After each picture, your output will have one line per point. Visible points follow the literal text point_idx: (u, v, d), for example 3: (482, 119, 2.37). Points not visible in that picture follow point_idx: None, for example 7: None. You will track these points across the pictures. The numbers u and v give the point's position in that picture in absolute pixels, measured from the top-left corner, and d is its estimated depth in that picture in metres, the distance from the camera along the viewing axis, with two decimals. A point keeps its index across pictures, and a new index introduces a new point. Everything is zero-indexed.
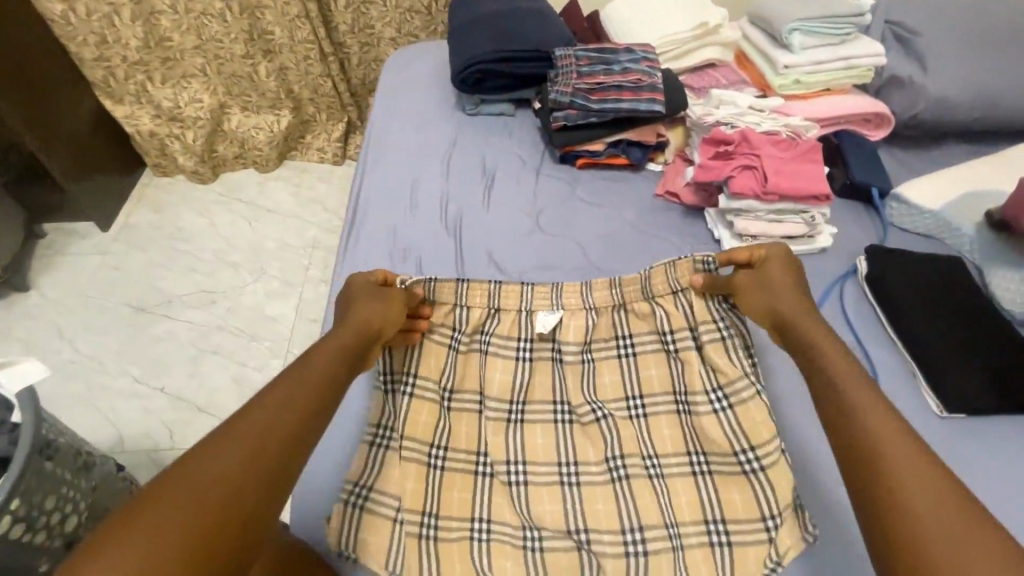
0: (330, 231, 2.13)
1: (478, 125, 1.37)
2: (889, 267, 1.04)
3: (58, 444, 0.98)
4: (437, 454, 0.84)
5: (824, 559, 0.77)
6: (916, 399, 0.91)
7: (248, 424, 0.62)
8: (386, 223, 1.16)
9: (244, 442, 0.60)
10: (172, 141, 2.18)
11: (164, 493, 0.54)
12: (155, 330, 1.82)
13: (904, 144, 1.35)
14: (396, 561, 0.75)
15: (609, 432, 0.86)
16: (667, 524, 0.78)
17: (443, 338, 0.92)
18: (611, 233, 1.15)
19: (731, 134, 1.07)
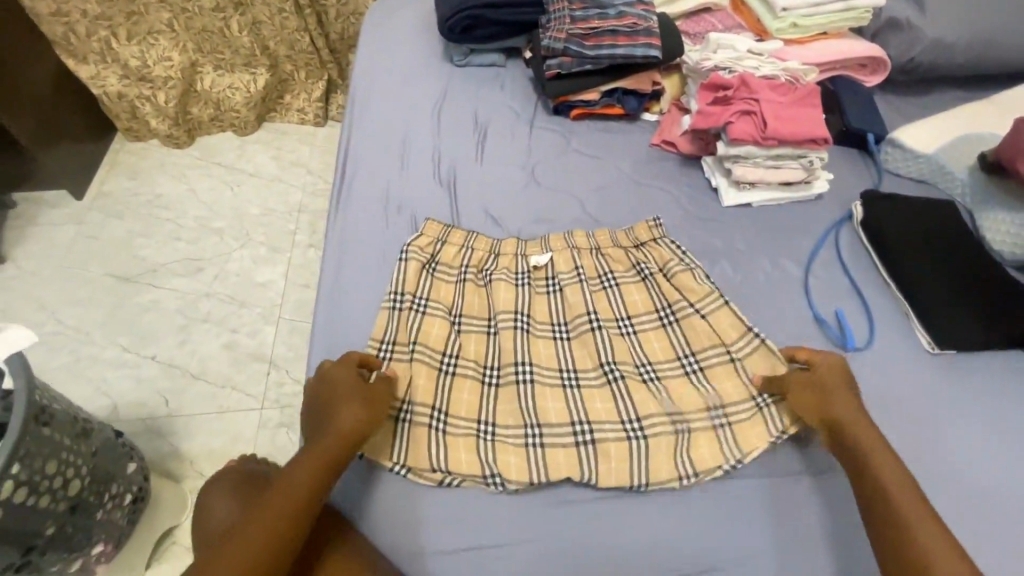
0: (316, 194, 2.07)
1: (468, 77, 1.32)
2: (884, 211, 1.04)
3: (53, 410, 0.96)
4: (405, 412, 0.80)
5: (816, 465, 0.81)
6: (908, 337, 0.94)
7: (272, 512, 0.68)
8: (376, 177, 1.12)
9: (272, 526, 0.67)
10: (143, 103, 2.08)
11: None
12: (140, 299, 1.78)
13: (898, 90, 1.35)
14: (403, 453, 0.77)
15: (604, 342, 0.87)
16: (671, 418, 0.81)
17: (445, 273, 0.95)
18: (608, 185, 1.13)
19: (730, 79, 1.05)
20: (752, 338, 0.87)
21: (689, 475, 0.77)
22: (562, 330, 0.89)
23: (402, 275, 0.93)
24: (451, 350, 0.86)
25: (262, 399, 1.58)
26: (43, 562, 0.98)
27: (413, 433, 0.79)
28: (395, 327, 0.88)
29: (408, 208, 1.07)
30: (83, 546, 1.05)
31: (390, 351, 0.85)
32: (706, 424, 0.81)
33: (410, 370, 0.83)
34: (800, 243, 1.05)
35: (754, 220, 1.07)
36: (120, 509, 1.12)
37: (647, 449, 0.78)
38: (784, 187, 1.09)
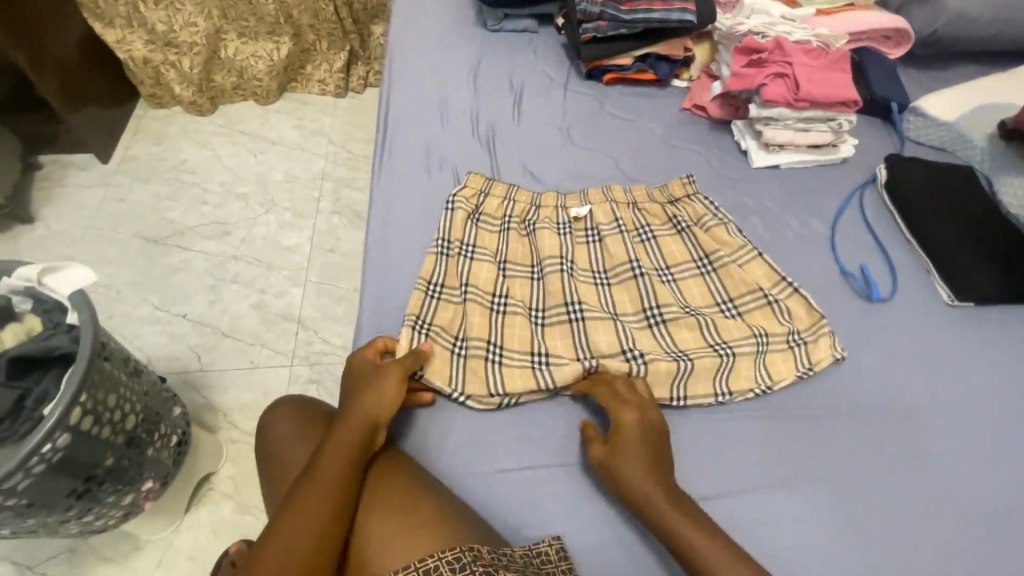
0: (339, 163, 2.10)
1: (502, 42, 1.35)
2: (907, 174, 1.09)
3: (112, 348, 1.00)
4: (459, 346, 0.86)
5: (844, 405, 0.87)
6: (929, 291, 0.99)
7: (307, 510, 0.67)
8: (418, 134, 1.16)
9: (313, 519, 0.66)
10: (168, 69, 2.10)
11: None
12: (170, 260, 1.82)
13: (921, 64, 1.38)
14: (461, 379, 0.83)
15: (647, 287, 0.92)
16: (716, 350, 0.87)
17: (489, 224, 1.00)
18: (641, 146, 1.17)
19: (764, 43, 1.09)
20: (785, 285, 0.94)
21: (724, 394, 0.85)
22: (603, 277, 0.95)
23: (449, 222, 0.98)
24: (500, 292, 0.92)
25: (292, 357, 1.63)
26: (101, 491, 1.02)
27: (470, 363, 0.85)
28: (444, 270, 0.93)
29: (450, 163, 1.12)
30: (135, 481, 1.10)
31: (441, 291, 0.90)
32: (750, 348, 0.88)
33: (464, 308, 0.90)
34: (827, 203, 1.09)
35: (782, 182, 1.12)
36: (168, 449, 1.17)
37: (692, 370, 0.84)
38: (813, 150, 1.13)
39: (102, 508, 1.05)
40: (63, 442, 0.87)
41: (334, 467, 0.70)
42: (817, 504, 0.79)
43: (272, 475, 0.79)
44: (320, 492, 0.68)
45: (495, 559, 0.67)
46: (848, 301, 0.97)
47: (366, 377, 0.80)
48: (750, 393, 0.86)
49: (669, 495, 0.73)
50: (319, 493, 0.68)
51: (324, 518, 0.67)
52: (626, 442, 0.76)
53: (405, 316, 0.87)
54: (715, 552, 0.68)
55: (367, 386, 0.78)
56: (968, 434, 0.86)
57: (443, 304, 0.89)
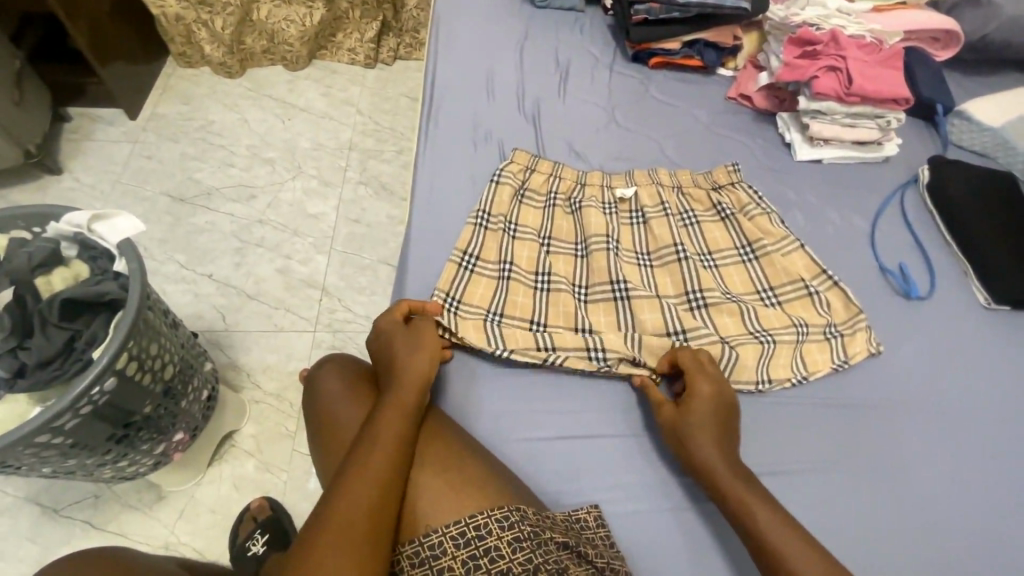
0: (366, 134, 2.09)
1: (549, 19, 1.34)
2: (951, 176, 1.09)
3: (155, 298, 1.02)
4: (493, 317, 0.88)
5: (879, 399, 0.88)
6: (965, 292, 1.00)
7: (367, 469, 0.67)
8: (465, 108, 1.16)
9: (374, 477, 0.67)
10: (199, 28, 2.08)
11: (328, 539, 0.62)
12: (196, 221, 1.82)
13: (965, 68, 1.37)
14: (498, 340, 0.85)
15: (690, 271, 0.93)
16: (756, 333, 0.89)
17: (535, 202, 1.01)
18: (685, 132, 1.17)
19: (820, 35, 1.08)
20: (825, 278, 0.95)
21: (765, 381, 0.86)
22: (645, 258, 0.96)
23: (492, 197, 0.99)
24: (543, 269, 0.93)
25: (315, 322, 1.64)
26: (138, 438, 1.05)
27: (505, 332, 0.86)
28: (481, 243, 0.94)
29: (495, 136, 1.12)
30: (168, 430, 1.12)
31: (475, 264, 0.92)
32: (789, 337, 0.89)
33: (506, 286, 0.91)
34: (868, 200, 1.10)
35: (824, 176, 1.12)
36: (199, 403, 1.19)
37: (736, 354, 0.86)
38: (857, 146, 1.13)
39: (136, 455, 1.08)
40: (110, 386, 0.89)
41: (390, 425, 0.71)
42: (848, 489, 0.81)
43: (323, 440, 0.81)
44: (377, 454, 0.69)
45: (540, 519, 0.69)
46: (885, 297, 0.98)
47: (404, 339, 0.81)
48: (787, 382, 0.87)
49: (735, 465, 0.74)
50: (376, 453, 0.69)
51: (386, 475, 0.67)
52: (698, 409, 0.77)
53: (436, 292, 0.89)
54: (775, 524, 0.69)
55: (409, 350, 0.79)
56: (997, 434, 0.87)
57: (476, 277, 0.91)
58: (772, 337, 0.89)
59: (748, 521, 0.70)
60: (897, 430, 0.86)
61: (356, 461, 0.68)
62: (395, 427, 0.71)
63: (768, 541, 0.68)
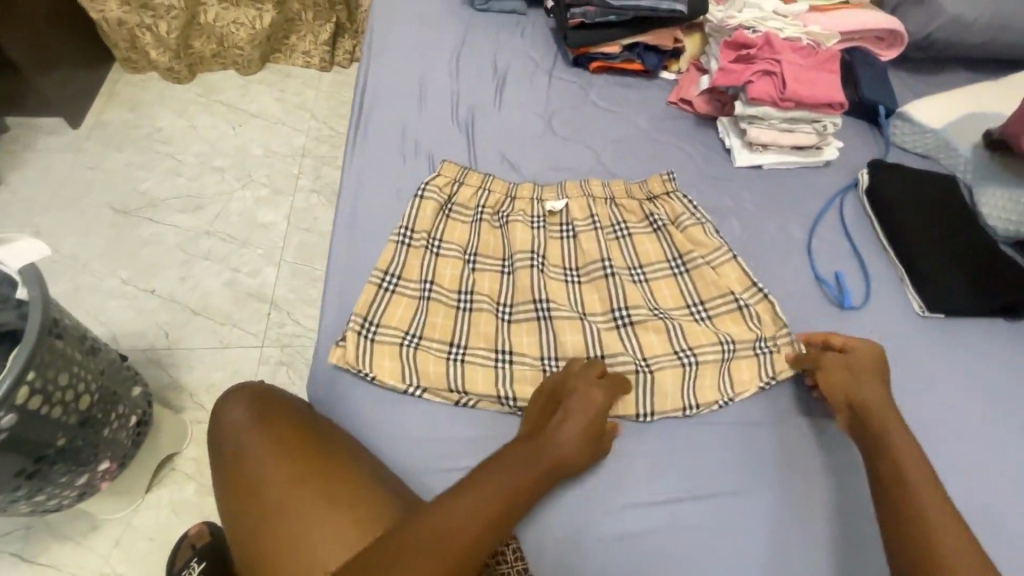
0: (321, 139, 2.03)
1: (490, 22, 1.30)
2: (889, 181, 1.07)
3: (65, 324, 0.97)
4: (411, 340, 0.85)
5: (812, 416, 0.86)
6: (902, 301, 0.98)
7: (472, 505, 0.67)
8: (396, 118, 1.11)
9: (484, 517, 0.66)
10: (143, 33, 2.00)
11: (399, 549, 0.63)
12: (140, 233, 1.76)
13: (912, 67, 1.35)
14: (412, 375, 0.82)
15: (616, 287, 0.91)
16: (681, 351, 0.87)
17: (463, 216, 0.97)
18: (623, 140, 1.15)
19: (754, 38, 1.06)
20: (755, 290, 0.93)
21: (691, 406, 0.84)
22: (573, 275, 0.94)
23: (415, 213, 0.95)
24: (466, 288, 0.90)
25: (263, 337, 1.60)
26: (53, 472, 1.00)
27: (418, 356, 0.83)
28: (403, 261, 0.90)
29: (426, 147, 1.08)
30: (91, 461, 1.07)
31: (396, 284, 0.88)
32: (715, 356, 0.87)
33: (426, 307, 0.87)
34: (807, 206, 1.07)
35: (763, 182, 1.10)
36: (126, 430, 1.14)
37: (653, 381, 0.84)
38: (796, 152, 1.11)
39: (53, 488, 1.03)
40: (7, 423, 0.85)
41: (511, 474, 0.71)
42: (784, 513, 0.78)
43: (229, 478, 0.78)
44: (485, 494, 0.68)
45: None
46: (820, 308, 0.95)
47: (584, 397, 0.78)
48: (714, 405, 0.85)
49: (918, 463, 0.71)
50: (488, 494, 0.68)
51: (484, 519, 0.66)
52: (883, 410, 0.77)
53: (352, 317, 0.85)
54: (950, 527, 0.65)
55: (590, 408, 0.77)
56: (930, 448, 0.85)
57: (396, 298, 0.87)
58: (699, 360, 0.86)
59: (923, 521, 0.66)
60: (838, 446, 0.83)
61: (458, 494, 0.68)
62: (529, 472, 0.71)
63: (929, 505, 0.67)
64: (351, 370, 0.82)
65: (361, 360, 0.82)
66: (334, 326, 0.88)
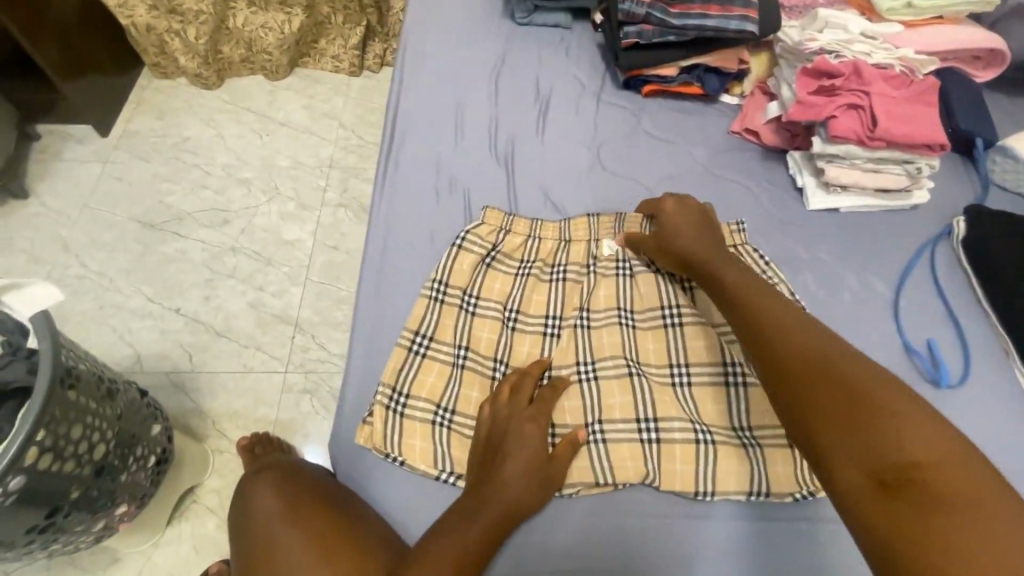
0: (349, 150, 1.95)
1: (531, 38, 1.19)
2: (992, 230, 0.93)
3: (79, 372, 0.92)
4: (443, 416, 0.77)
5: None
6: (1007, 376, 0.85)
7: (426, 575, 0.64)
8: (428, 149, 1.02)
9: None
10: (172, 38, 1.93)
11: None
12: (165, 249, 1.72)
13: (1013, 87, 1.18)
14: (445, 461, 0.74)
15: (676, 338, 0.83)
16: (739, 428, 0.77)
17: (509, 268, 0.89)
18: (679, 176, 1.03)
19: (839, 66, 0.93)
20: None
21: (760, 492, 0.74)
22: (628, 317, 0.85)
23: (452, 264, 0.87)
24: (503, 355, 0.82)
25: (286, 362, 1.54)
26: (69, 523, 0.95)
27: (451, 440, 0.76)
28: (435, 321, 0.82)
29: (461, 185, 0.98)
30: (107, 507, 1.02)
31: (427, 347, 0.80)
32: (781, 442, 0.76)
33: (459, 376, 0.79)
34: (892, 257, 0.94)
35: (841, 228, 0.97)
36: (144, 471, 1.09)
37: (715, 454, 0.75)
38: (880, 195, 0.97)
39: (70, 537, 0.98)
40: (15, 485, 0.81)
41: (462, 535, 0.67)
42: None
43: (247, 547, 0.71)
44: (438, 563, 0.64)
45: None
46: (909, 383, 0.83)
47: (514, 429, 0.73)
48: (789, 496, 0.74)
49: (815, 375, 0.62)
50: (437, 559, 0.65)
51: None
52: (779, 322, 0.68)
53: (379, 388, 0.78)
54: (859, 448, 0.56)
55: (528, 449, 0.72)
56: None
57: (427, 363, 0.79)
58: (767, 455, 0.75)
59: (867, 455, 0.55)
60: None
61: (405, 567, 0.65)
62: (475, 530, 0.67)
63: (858, 433, 0.56)
64: (378, 450, 0.75)
65: (389, 441, 0.75)
66: (360, 396, 0.80)
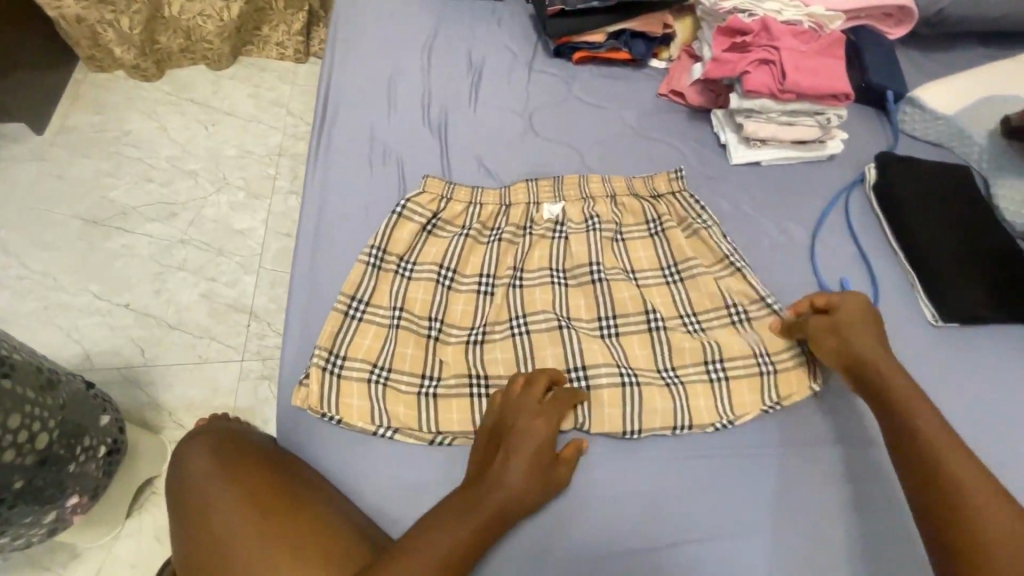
0: (298, 138, 1.93)
1: (463, 10, 1.20)
2: (899, 174, 0.99)
3: (14, 361, 0.91)
4: (379, 374, 0.79)
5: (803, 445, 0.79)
6: (912, 309, 0.91)
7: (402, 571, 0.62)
8: (361, 120, 1.03)
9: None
10: (104, 29, 1.87)
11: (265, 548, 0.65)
12: (111, 245, 1.68)
13: (924, 44, 1.25)
14: (382, 416, 0.76)
15: (604, 294, 0.86)
16: (663, 369, 0.82)
17: (449, 233, 0.91)
18: (609, 138, 1.06)
19: (750, 23, 0.97)
20: (763, 304, 0.87)
21: (683, 426, 0.78)
22: (561, 276, 0.88)
23: (391, 232, 0.88)
24: (438, 314, 0.83)
25: (243, 350, 1.53)
26: (16, 513, 0.95)
27: (388, 395, 0.78)
28: (372, 286, 0.84)
29: (394, 155, 1.00)
30: (57, 497, 1.02)
31: (363, 311, 0.82)
32: (701, 377, 0.81)
33: (395, 335, 0.81)
34: (809, 205, 1.00)
35: (762, 181, 1.02)
36: (94, 461, 1.08)
37: (641, 396, 0.78)
38: (796, 146, 1.02)
39: (18, 529, 0.98)
40: None
41: (454, 535, 0.66)
42: (775, 556, 0.72)
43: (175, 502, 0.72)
44: (422, 560, 0.63)
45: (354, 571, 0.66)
46: None
47: (520, 422, 0.72)
48: (710, 427, 0.79)
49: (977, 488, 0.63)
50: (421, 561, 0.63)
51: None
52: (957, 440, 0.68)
53: (315, 351, 0.79)
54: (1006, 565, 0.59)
55: (532, 446, 0.71)
56: None
57: (363, 327, 0.81)
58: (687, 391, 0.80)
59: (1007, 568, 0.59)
60: (853, 492, 0.76)
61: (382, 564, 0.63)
62: (467, 529, 0.66)
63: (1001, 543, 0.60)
64: (316, 411, 0.76)
65: (327, 401, 0.76)
66: (298, 363, 0.81)
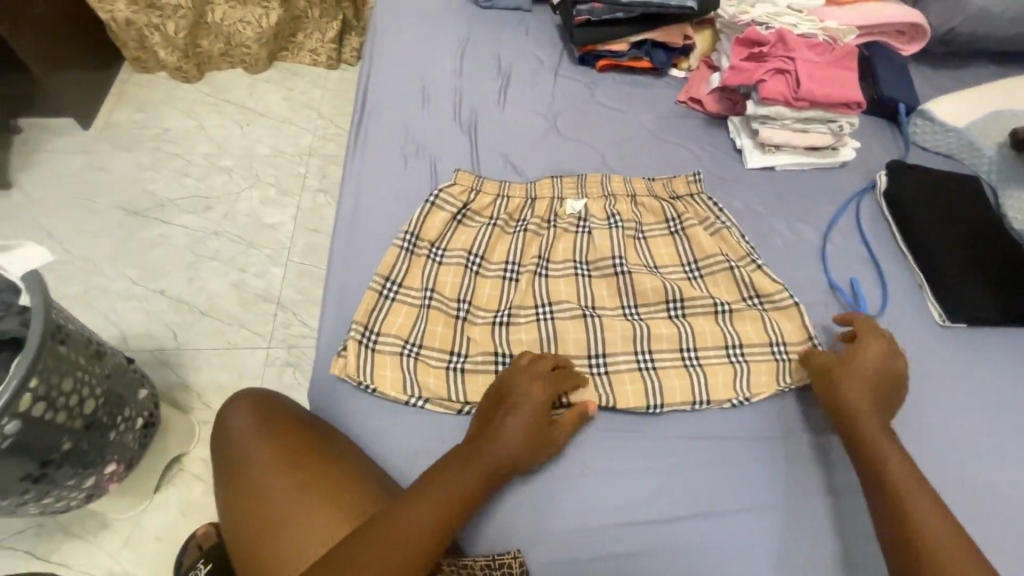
0: (328, 139, 2.02)
1: (494, 20, 1.28)
2: (908, 182, 1.03)
3: (69, 330, 0.98)
4: (411, 349, 0.84)
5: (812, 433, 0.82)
6: (920, 309, 0.94)
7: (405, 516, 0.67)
8: (396, 118, 1.10)
9: (400, 532, 0.66)
10: (151, 32, 1.98)
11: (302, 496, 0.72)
12: (149, 234, 1.77)
13: (937, 61, 1.29)
14: (413, 387, 0.81)
15: (627, 285, 0.91)
16: (686, 349, 0.86)
17: (478, 224, 0.96)
18: (630, 139, 1.12)
19: (767, 35, 1.03)
20: (787, 297, 0.90)
21: (702, 400, 0.83)
22: (584, 268, 0.93)
23: (424, 220, 0.94)
24: (466, 296, 0.89)
25: (270, 338, 1.60)
26: (60, 474, 1.01)
27: (418, 368, 0.83)
28: (405, 269, 0.90)
29: (426, 150, 1.06)
30: (97, 463, 1.08)
31: (396, 291, 0.88)
32: (720, 359, 0.86)
33: (426, 314, 0.87)
34: (821, 209, 1.04)
35: (777, 184, 1.06)
36: (132, 432, 1.14)
37: (658, 376, 0.83)
38: (811, 153, 1.07)
39: (61, 491, 1.04)
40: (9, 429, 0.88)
41: (456, 486, 0.70)
42: (782, 538, 0.75)
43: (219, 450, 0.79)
44: (424, 507, 0.68)
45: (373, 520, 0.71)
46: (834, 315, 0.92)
47: (525, 387, 0.77)
48: (727, 403, 0.83)
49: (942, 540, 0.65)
50: (421, 511, 0.68)
51: (430, 526, 0.67)
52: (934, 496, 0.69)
53: (352, 326, 0.84)
54: None
55: (531, 410, 0.75)
56: (949, 469, 0.81)
57: (396, 306, 0.87)
58: (704, 372, 0.84)
59: None
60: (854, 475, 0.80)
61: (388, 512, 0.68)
62: (470, 479, 0.71)
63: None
64: (353, 380, 0.81)
65: (363, 371, 0.81)
66: (334, 338, 0.87)
